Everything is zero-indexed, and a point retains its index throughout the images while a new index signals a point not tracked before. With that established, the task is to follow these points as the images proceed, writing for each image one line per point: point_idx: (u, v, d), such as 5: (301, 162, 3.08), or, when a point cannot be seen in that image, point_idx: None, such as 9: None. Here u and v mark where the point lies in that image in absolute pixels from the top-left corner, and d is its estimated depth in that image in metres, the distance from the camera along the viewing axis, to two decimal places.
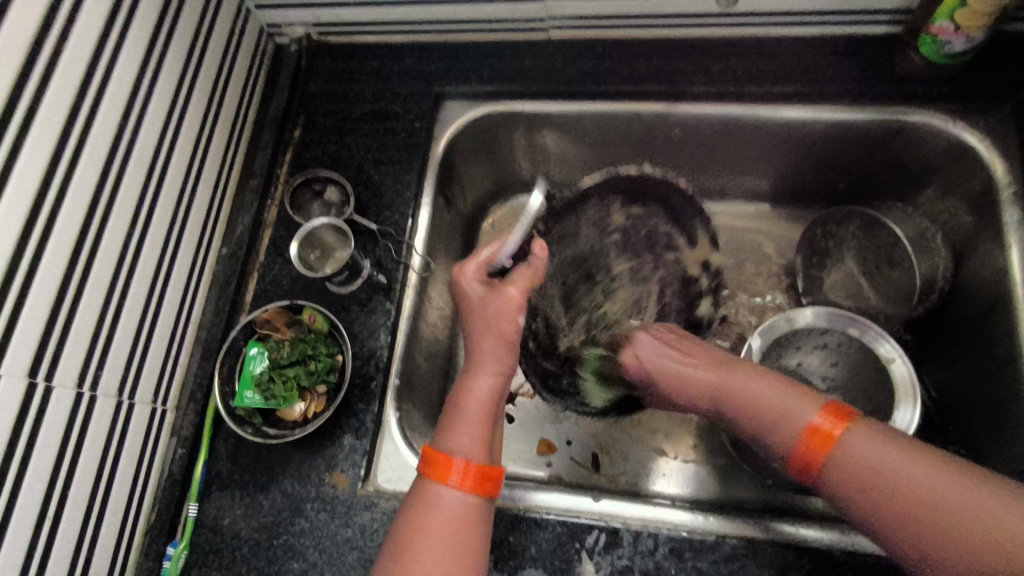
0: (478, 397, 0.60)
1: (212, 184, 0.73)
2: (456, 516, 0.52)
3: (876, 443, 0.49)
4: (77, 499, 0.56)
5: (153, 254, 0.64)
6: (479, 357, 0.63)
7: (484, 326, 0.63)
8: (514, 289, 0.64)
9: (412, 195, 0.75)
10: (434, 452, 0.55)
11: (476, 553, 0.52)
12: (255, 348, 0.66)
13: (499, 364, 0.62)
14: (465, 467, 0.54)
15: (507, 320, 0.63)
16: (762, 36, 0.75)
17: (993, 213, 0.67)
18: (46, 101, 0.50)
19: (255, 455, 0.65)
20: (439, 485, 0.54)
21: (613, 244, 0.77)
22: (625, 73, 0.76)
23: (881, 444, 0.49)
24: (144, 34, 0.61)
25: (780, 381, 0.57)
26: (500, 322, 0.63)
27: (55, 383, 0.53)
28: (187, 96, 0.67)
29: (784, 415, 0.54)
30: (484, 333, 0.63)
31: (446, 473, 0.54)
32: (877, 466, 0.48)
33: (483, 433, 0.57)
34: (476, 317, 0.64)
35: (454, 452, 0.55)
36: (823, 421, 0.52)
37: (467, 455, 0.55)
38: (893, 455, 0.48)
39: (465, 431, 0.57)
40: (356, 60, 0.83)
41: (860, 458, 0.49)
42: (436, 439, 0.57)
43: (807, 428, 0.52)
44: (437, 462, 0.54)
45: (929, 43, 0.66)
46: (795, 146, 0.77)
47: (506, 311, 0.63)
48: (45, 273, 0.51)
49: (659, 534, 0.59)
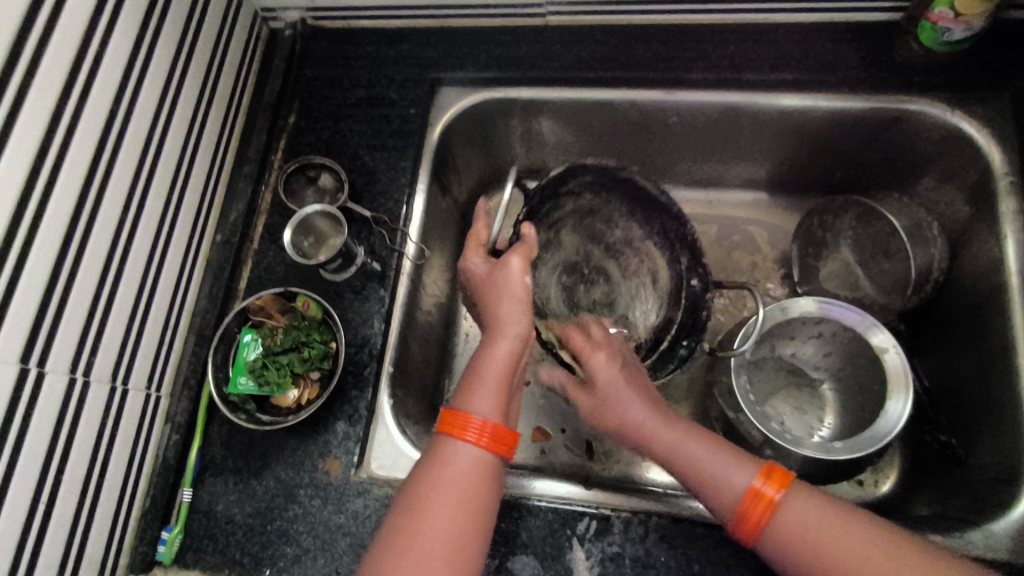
0: (499, 359, 0.58)
1: (206, 170, 0.73)
2: (473, 475, 0.52)
3: (818, 515, 0.50)
4: (71, 483, 0.56)
5: (147, 238, 0.64)
6: (497, 324, 0.60)
7: (495, 298, 0.61)
8: (515, 258, 0.62)
9: (406, 181, 0.75)
10: (451, 415, 0.55)
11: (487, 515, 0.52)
12: (248, 335, 0.66)
13: (515, 328, 0.60)
14: (482, 426, 0.54)
15: (517, 286, 0.61)
16: (761, 22, 0.74)
17: (990, 202, 0.66)
18: (36, 83, 0.50)
19: (249, 441, 0.66)
20: (456, 441, 0.54)
21: (594, 246, 0.80)
22: (622, 59, 0.76)
23: (825, 512, 0.50)
24: (136, 16, 0.60)
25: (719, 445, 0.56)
26: (512, 290, 0.61)
27: (48, 369, 0.53)
28: (180, 78, 0.67)
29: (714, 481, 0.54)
30: (499, 299, 0.61)
31: (464, 431, 0.54)
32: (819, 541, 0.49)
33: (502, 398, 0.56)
34: (488, 291, 0.62)
35: (471, 414, 0.54)
36: (763, 486, 0.52)
37: (483, 417, 0.55)
38: (837, 529, 0.49)
39: (482, 392, 0.56)
40: (351, 45, 0.82)
41: (804, 532, 0.50)
42: (454, 403, 0.57)
43: (747, 492, 0.52)
44: (452, 421, 0.54)
45: (928, 30, 0.66)
46: (793, 134, 0.76)
47: (511, 279, 0.61)
48: (38, 257, 0.51)
49: (650, 521, 0.59)
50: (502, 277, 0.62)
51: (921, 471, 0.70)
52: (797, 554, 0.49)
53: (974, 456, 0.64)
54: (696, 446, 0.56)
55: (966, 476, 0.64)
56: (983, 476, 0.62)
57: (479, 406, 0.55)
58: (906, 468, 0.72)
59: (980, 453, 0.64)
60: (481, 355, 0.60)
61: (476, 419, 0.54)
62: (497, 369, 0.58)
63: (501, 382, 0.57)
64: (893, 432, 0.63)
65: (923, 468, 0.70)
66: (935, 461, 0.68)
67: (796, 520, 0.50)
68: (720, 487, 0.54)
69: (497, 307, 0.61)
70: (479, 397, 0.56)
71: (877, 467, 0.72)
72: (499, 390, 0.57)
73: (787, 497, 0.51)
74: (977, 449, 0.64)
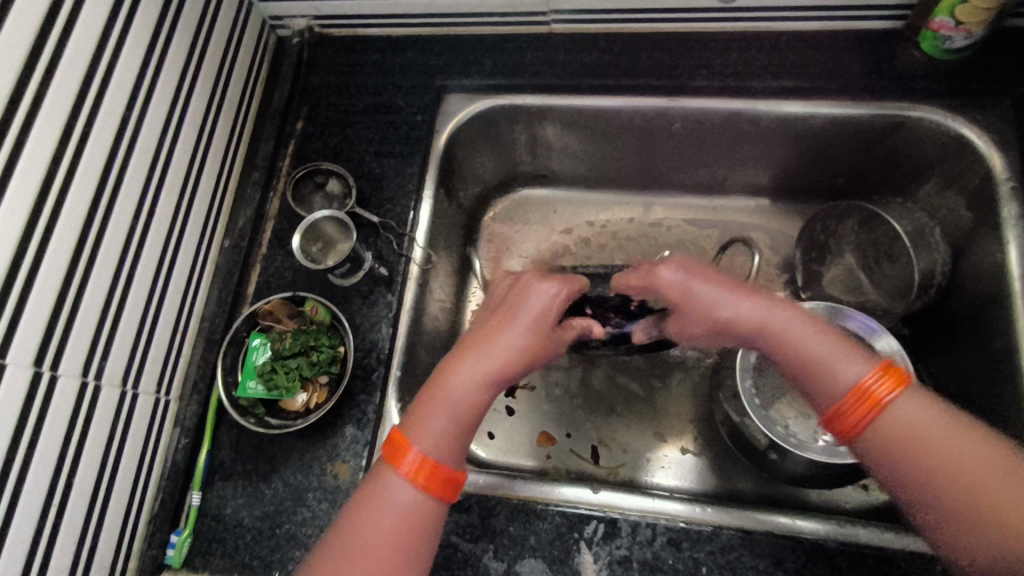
0: (461, 394, 0.56)
1: (215, 176, 0.74)
2: (404, 504, 0.52)
3: (926, 413, 0.49)
4: (82, 487, 0.57)
5: (157, 243, 0.65)
6: (474, 344, 0.59)
7: (500, 318, 0.61)
8: (553, 286, 0.63)
9: (414, 187, 0.75)
10: (398, 436, 0.54)
11: (424, 529, 0.52)
12: (257, 339, 0.67)
13: (491, 376, 0.57)
14: (419, 460, 0.53)
15: (519, 336, 0.59)
16: (764, 30, 0.75)
17: (992, 208, 0.67)
18: (50, 90, 0.51)
19: (258, 445, 0.66)
20: (392, 473, 0.53)
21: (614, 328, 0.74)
22: (626, 67, 0.77)
23: (933, 413, 0.49)
24: (147, 25, 0.61)
25: (828, 332, 0.55)
26: (509, 335, 0.59)
27: (60, 372, 0.53)
28: (190, 86, 0.68)
29: (831, 375, 0.52)
30: (491, 340, 0.59)
31: (399, 462, 0.53)
32: (924, 435, 0.48)
33: (456, 428, 0.55)
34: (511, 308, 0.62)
35: (415, 440, 0.54)
36: (879, 381, 0.50)
37: (426, 448, 0.54)
38: (942, 427, 0.48)
39: (438, 417, 0.55)
40: (358, 53, 0.83)
41: (908, 428, 0.48)
42: (406, 419, 0.56)
43: (857, 385, 0.50)
44: (394, 450, 0.54)
45: (929, 39, 0.68)
46: (796, 140, 0.77)
47: (546, 306, 0.62)
48: (51, 262, 0.52)
49: (658, 524, 0.60)
50: (529, 302, 0.62)
51: None
52: (892, 447, 0.49)
53: None
54: (809, 331, 0.55)
55: None
56: None
57: (428, 433, 0.54)
58: None
59: None
60: (439, 376, 0.57)
61: (417, 448, 0.53)
62: (461, 395, 0.56)
63: (458, 419, 0.56)
64: None
65: None
66: None
67: (904, 417, 0.49)
68: (830, 375, 0.52)
69: (489, 346, 0.58)
70: (430, 422, 0.55)
71: None
72: (451, 426, 0.55)
73: (898, 396, 0.49)
74: None
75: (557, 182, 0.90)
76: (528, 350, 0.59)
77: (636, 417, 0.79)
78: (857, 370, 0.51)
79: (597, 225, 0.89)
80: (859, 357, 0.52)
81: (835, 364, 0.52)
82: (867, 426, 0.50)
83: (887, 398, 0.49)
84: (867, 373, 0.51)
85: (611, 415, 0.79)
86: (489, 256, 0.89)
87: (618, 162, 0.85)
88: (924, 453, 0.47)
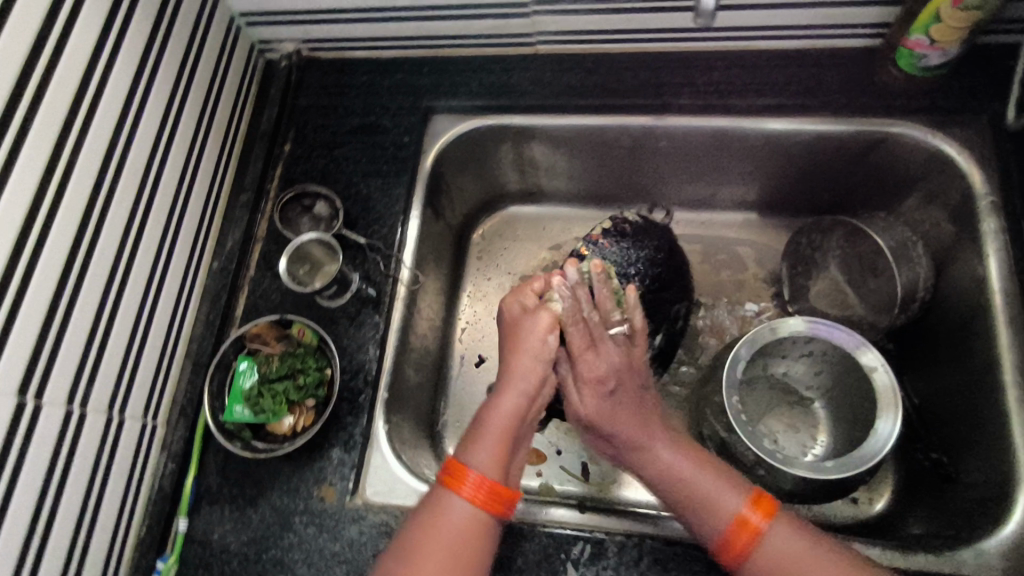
0: (502, 410, 0.62)
1: (203, 199, 0.74)
2: (464, 524, 0.54)
3: (794, 541, 0.53)
4: (67, 516, 0.56)
5: (144, 268, 0.65)
6: (507, 375, 0.64)
7: (512, 344, 0.66)
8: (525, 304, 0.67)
9: (401, 208, 0.76)
10: (453, 463, 0.57)
11: (481, 549, 0.54)
12: (243, 363, 0.66)
13: (524, 385, 0.63)
14: (479, 482, 0.55)
15: (534, 339, 0.65)
16: (746, 49, 0.76)
17: (973, 223, 0.68)
18: (37, 123, 0.51)
19: (245, 469, 0.66)
20: (452, 493, 0.56)
21: None
22: (611, 86, 0.78)
23: (795, 536, 0.54)
24: (134, 52, 0.61)
25: (715, 466, 0.59)
26: (527, 342, 0.65)
27: (46, 402, 0.53)
28: (178, 112, 0.68)
29: (714, 506, 0.56)
30: (514, 352, 0.65)
31: (460, 482, 0.56)
32: (793, 568, 0.52)
33: (502, 450, 0.59)
34: (517, 331, 0.67)
35: (468, 466, 0.57)
36: (751, 515, 0.55)
37: (480, 471, 0.56)
38: (812, 564, 0.52)
39: (483, 445, 0.59)
40: (346, 75, 0.84)
41: (782, 559, 0.53)
42: (457, 452, 0.59)
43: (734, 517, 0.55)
44: (452, 473, 0.56)
45: (906, 56, 0.68)
46: (780, 156, 0.77)
47: (538, 327, 0.65)
48: (36, 292, 0.52)
49: (645, 544, 0.59)
50: (529, 322, 0.66)
51: (913, 489, 0.70)
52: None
53: (960, 475, 0.65)
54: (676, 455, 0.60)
55: (953, 493, 0.65)
56: (970, 495, 0.63)
57: (479, 461, 0.57)
58: (897, 487, 0.72)
59: (966, 472, 0.65)
60: (486, 409, 0.63)
61: (473, 471, 0.56)
62: (500, 418, 0.61)
63: (501, 434, 0.60)
64: (885, 450, 0.63)
65: (913, 487, 0.70)
66: (925, 479, 0.69)
67: (775, 549, 0.53)
68: (712, 502, 0.56)
69: (517, 357, 0.65)
70: (478, 447, 0.59)
71: (872, 485, 0.73)
72: (497, 447, 0.59)
73: (772, 528, 0.54)
74: (964, 468, 0.65)
75: (545, 199, 0.91)
76: (551, 336, 0.65)
77: None
78: (731, 497, 0.56)
79: None
80: (729, 484, 0.57)
81: (716, 494, 0.57)
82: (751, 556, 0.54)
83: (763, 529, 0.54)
84: (740, 501, 0.56)
85: None
86: (478, 273, 0.89)
87: (605, 180, 0.86)
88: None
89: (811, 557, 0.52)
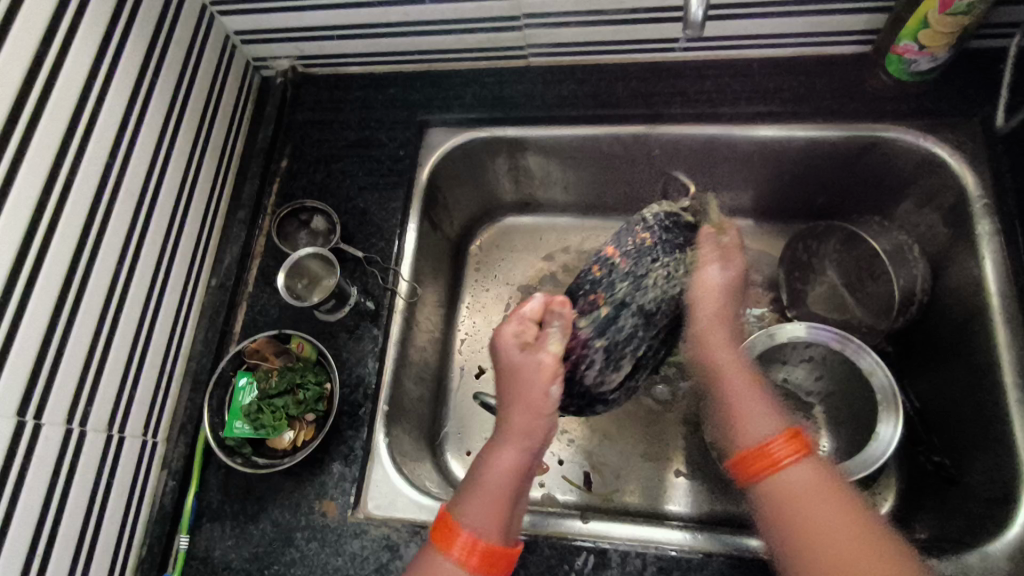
0: (498, 470, 0.58)
1: (201, 215, 0.74)
2: None
3: (817, 482, 0.52)
4: (67, 536, 0.56)
5: (142, 286, 0.65)
6: (509, 429, 0.59)
7: (515, 394, 0.60)
8: (519, 356, 0.60)
9: (398, 221, 0.76)
10: (447, 520, 0.55)
11: None
12: (243, 379, 0.67)
13: (527, 439, 0.59)
14: (470, 545, 0.54)
15: (536, 390, 0.59)
16: (736, 58, 0.77)
17: (968, 225, 0.68)
18: (33, 146, 0.51)
19: (246, 485, 0.66)
20: (442, 554, 0.54)
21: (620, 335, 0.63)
22: (602, 97, 0.78)
23: (823, 483, 0.52)
24: (129, 72, 0.62)
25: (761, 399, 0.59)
26: (527, 391, 0.59)
27: (45, 422, 0.53)
28: (174, 129, 0.69)
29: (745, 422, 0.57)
30: (514, 400, 0.60)
31: (450, 544, 0.54)
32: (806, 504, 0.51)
33: (498, 511, 0.56)
34: (514, 380, 0.61)
35: (460, 526, 0.55)
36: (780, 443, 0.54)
37: (472, 535, 0.54)
38: (828, 504, 0.51)
39: (478, 505, 0.56)
40: (340, 90, 0.85)
41: (798, 492, 0.52)
42: (455, 498, 0.57)
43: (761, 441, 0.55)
44: (444, 531, 0.55)
45: (895, 62, 0.70)
46: (774, 162, 0.78)
47: (539, 381, 0.59)
48: (34, 314, 0.52)
49: (648, 554, 0.59)
50: (529, 371, 0.60)
51: (919, 494, 0.69)
52: (777, 510, 0.52)
53: (968, 478, 0.64)
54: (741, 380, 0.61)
55: (961, 497, 0.64)
56: (980, 496, 0.62)
57: (471, 522, 0.55)
58: (901, 490, 0.72)
59: (972, 476, 0.64)
60: (483, 463, 0.59)
61: (464, 530, 0.54)
62: (499, 478, 0.57)
63: (497, 495, 0.57)
64: (884, 456, 0.63)
65: (919, 491, 0.70)
66: (930, 483, 0.68)
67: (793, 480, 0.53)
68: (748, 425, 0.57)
69: (516, 412, 0.59)
70: (472, 508, 0.56)
71: (875, 490, 0.73)
72: (491, 511, 0.56)
73: (796, 461, 0.53)
74: (970, 471, 0.64)
75: (542, 209, 0.91)
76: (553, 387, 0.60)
77: (627, 441, 0.79)
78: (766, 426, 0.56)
79: (585, 250, 0.90)
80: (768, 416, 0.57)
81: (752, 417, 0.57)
82: (763, 479, 0.54)
83: (784, 460, 0.54)
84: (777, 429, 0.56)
85: (603, 441, 0.79)
86: (476, 284, 0.89)
87: (600, 189, 0.87)
88: (797, 515, 0.51)
89: (827, 495, 0.51)
